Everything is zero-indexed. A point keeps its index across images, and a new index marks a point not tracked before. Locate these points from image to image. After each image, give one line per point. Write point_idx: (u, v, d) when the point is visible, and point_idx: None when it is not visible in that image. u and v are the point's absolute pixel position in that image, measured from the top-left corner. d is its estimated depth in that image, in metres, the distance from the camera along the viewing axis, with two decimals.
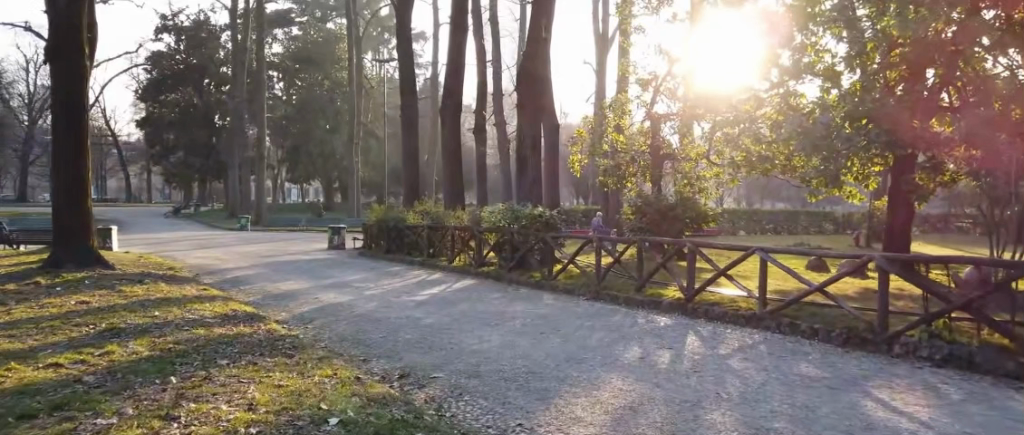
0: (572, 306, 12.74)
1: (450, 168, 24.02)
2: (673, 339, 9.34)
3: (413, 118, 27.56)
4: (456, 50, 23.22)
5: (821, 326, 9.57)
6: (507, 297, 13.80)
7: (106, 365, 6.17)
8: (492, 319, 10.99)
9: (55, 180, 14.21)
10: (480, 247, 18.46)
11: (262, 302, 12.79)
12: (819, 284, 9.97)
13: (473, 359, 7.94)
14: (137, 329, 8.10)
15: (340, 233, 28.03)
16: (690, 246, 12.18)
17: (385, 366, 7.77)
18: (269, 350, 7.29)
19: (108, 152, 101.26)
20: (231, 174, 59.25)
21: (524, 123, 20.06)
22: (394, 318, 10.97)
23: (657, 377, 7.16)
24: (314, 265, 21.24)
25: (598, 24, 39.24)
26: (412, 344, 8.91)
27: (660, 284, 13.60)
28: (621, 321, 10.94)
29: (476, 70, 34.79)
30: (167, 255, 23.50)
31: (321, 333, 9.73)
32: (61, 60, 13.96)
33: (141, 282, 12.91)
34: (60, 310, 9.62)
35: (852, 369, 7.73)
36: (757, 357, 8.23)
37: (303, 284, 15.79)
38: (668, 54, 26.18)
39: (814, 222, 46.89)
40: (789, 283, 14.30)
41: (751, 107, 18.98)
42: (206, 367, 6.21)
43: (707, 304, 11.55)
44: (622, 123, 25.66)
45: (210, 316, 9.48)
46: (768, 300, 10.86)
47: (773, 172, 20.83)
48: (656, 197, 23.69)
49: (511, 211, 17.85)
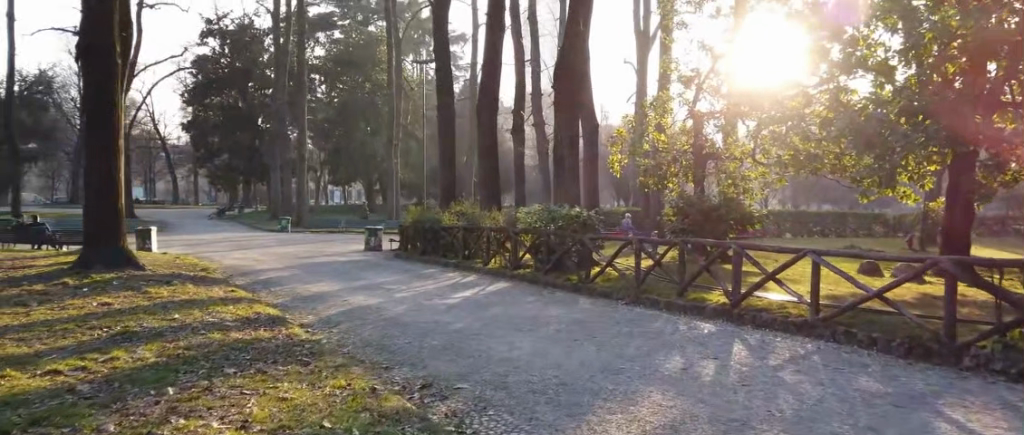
0: (609, 310, 12.13)
1: (486, 168, 23.56)
2: (718, 347, 8.69)
3: (450, 118, 27.17)
4: (492, 48, 22.77)
5: (880, 336, 8.81)
6: (542, 301, 13.24)
7: (106, 372, 5.82)
8: (525, 324, 10.44)
9: (87, 179, 14.06)
10: (516, 249, 17.97)
11: (290, 305, 12.44)
12: (878, 289, 9.21)
13: (501, 368, 7.41)
14: (150, 332, 7.76)
15: (376, 234, 27.79)
16: (735, 248, 11.47)
17: (407, 375, 7.28)
18: (283, 357, 6.86)
19: (156, 155, 103.36)
20: (274, 176, 59.75)
21: (561, 121, 19.38)
22: (422, 323, 10.51)
23: (701, 391, 6.53)
24: (348, 266, 20.95)
25: (639, 21, 38.47)
26: (438, 351, 8.41)
27: (703, 288, 12.91)
28: (660, 327, 10.32)
29: (514, 70, 34.33)
30: (204, 256, 23.46)
31: (345, 338, 9.30)
32: (92, 58, 13.78)
33: (168, 283, 12.68)
34: (79, 312, 9.35)
35: (918, 385, 7.00)
36: (811, 369, 7.54)
37: (333, 286, 15.45)
38: (712, 51, 25.37)
39: (864, 225, 45.35)
40: (842, 288, 13.47)
41: (799, 103, 18.12)
42: (210, 376, 5.80)
43: (754, 310, 10.84)
44: (664, 122, 24.38)
45: (230, 319, 9.11)
46: (820, 306, 10.11)
47: (823, 171, 19.89)
48: (699, 197, 23.00)
49: (548, 211, 17.30)
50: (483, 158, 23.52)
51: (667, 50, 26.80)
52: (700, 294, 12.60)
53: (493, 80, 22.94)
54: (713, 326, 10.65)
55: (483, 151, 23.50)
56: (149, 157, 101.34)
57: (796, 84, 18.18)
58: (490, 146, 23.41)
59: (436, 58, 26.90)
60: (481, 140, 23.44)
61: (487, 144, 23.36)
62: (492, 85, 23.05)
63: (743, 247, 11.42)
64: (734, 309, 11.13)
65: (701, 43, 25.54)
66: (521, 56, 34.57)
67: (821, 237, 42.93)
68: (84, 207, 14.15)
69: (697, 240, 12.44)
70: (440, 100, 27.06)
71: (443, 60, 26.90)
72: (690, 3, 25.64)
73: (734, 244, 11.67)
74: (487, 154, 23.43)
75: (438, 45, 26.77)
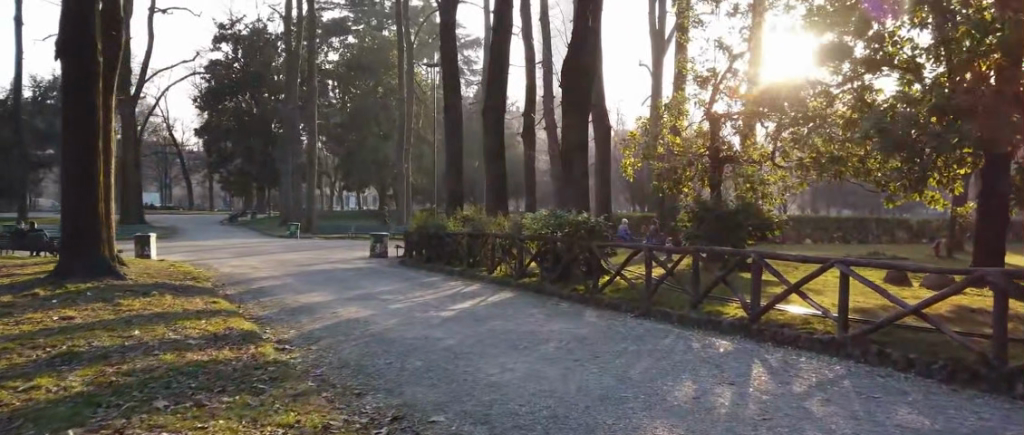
0: (616, 324, 11.19)
1: (492, 173, 22.79)
2: (735, 370, 7.74)
3: (457, 121, 26.41)
4: (498, 49, 21.95)
5: (919, 357, 7.82)
6: (545, 313, 12.35)
7: (11, 409, 5.01)
8: (523, 341, 9.55)
9: (66, 183, 13.34)
10: (522, 257, 17.11)
11: (274, 318, 11.63)
12: (916, 305, 8.19)
13: (487, 397, 6.51)
14: (96, 353, 6.96)
15: (382, 241, 26.99)
16: (755, 257, 10.44)
17: (379, 404, 6.39)
18: (236, 385, 6.03)
19: (172, 161, 103.38)
20: (286, 181, 59.33)
21: (569, 121, 18.47)
22: (410, 339, 9.66)
23: (716, 427, 5.60)
24: (349, 274, 20.17)
25: (654, 21, 37.48)
26: (421, 373, 7.53)
27: (719, 300, 11.93)
28: (671, 344, 9.39)
29: (526, 72, 33.50)
30: (202, 263, 22.74)
31: (321, 357, 8.44)
32: (71, 54, 13.02)
33: (145, 294, 11.89)
34: (33, 327, 8.59)
35: (968, 420, 6.03)
36: (842, 398, 6.58)
37: (326, 296, 14.66)
38: (729, 50, 24.42)
39: (887, 230, 43.92)
40: (871, 300, 12.43)
41: (820, 103, 17.10)
42: (133, 412, 4.96)
43: (775, 326, 9.87)
44: (679, 125, 23.76)
45: (195, 337, 8.26)
46: (849, 322, 9.10)
47: (846, 175, 18.93)
48: (716, 201, 22.01)
49: (554, 215, 16.21)
50: (490, 161, 22.72)
51: (682, 49, 25.80)
52: (716, 306, 11.64)
53: (501, 82, 22.10)
54: (730, 343, 9.70)
55: (490, 156, 22.70)
56: (165, 164, 101.55)
57: (817, 83, 17.15)
58: (497, 149, 22.57)
59: (443, 60, 26.10)
60: (488, 144, 22.62)
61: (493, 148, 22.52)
62: (500, 87, 22.18)
63: (762, 256, 10.43)
64: (753, 325, 10.18)
65: (719, 42, 24.54)
66: (532, 57, 33.71)
67: (843, 243, 41.65)
68: (62, 212, 13.43)
69: (712, 248, 11.47)
70: (447, 103, 26.24)
71: (450, 62, 26.09)
72: (706, 1, 24.64)
73: (751, 251, 10.68)
74: (494, 158, 22.62)
75: (445, 46, 25.98)
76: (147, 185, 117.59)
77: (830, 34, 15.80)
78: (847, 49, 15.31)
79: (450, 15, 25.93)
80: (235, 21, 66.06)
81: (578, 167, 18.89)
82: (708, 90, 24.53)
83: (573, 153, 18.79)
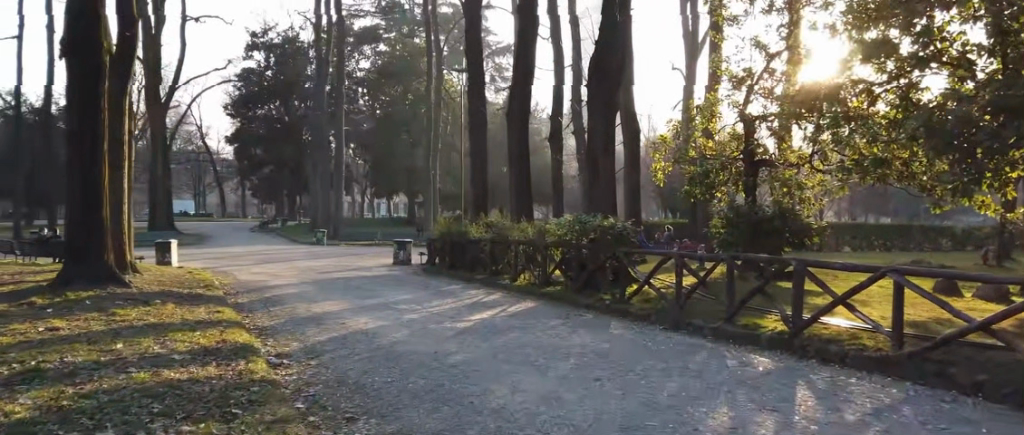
0: (644, 338, 10.35)
1: (516, 177, 22.05)
2: (776, 393, 6.88)
3: (482, 124, 25.69)
4: (523, 51, 21.24)
5: (988, 380, 6.90)
6: (568, 325, 11.53)
7: None
8: (542, 355, 8.77)
9: (71, 187, 12.86)
10: (546, 264, 16.30)
11: (278, 330, 10.99)
12: (983, 322, 7.24)
13: (493, 425, 5.73)
14: (64, 369, 6.31)
15: (405, 247, 26.36)
16: (797, 265, 9.52)
17: (369, 430, 5.66)
18: (206, 411, 5.33)
19: (205, 168, 104.18)
20: (315, 189, 59.13)
21: (595, 123, 17.68)
22: (418, 353, 8.91)
23: None
24: (368, 282, 19.54)
25: (686, 24, 36.43)
26: (424, 394, 6.78)
27: (756, 311, 11.03)
28: (704, 362, 8.51)
29: (554, 76, 32.74)
30: (221, 271, 22.28)
31: (317, 375, 7.71)
32: (78, 53, 12.60)
33: (146, 303, 11.31)
34: (11, 339, 7.98)
35: None
36: (904, 429, 5.70)
37: (340, 304, 13.99)
38: (765, 49, 23.44)
39: (930, 238, 42.00)
40: (924, 313, 11.42)
41: (861, 103, 16.12)
42: None
43: (820, 341, 8.98)
44: (712, 127, 23.01)
45: (180, 352, 7.58)
46: (904, 338, 8.20)
47: (890, 179, 17.97)
48: (751, 208, 20.91)
49: (578, 221, 15.29)
50: (514, 166, 22.00)
51: (716, 50, 24.78)
52: (752, 319, 10.72)
53: (527, 83, 21.40)
54: (771, 360, 8.79)
55: (514, 160, 21.98)
56: (199, 172, 102.61)
57: (858, 81, 15.94)
58: (523, 153, 21.82)
59: (468, 63, 25.43)
60: (512, 148, 21.91)
61: (517, 152, 21.78)
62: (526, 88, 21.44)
63: (804, 265, 9.48)
64: (795, 340, 9.27)
65: (753, 40, 23.53)
66: (561, 61, 32.84)
67: (885, 252, 40.07)
68: (66, 218, 12.95)
69: (748, 255, 10.54)
70: (471, 107, 25.55)
71: (475, 65, 25.41)
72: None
73: (792, 259, 9.75)
74: (518, 162, 21.87)
75: (469, 50, 25.29)
76: (182, 193, 119.06)
77: (875, 29, 14.75)
78: (891, 43, 14.08)
79: (475, 18, 25.19)
80: (267, 29, 66.28)
81: (606, 171, 18.06)
82: (741, 91, 23.58)
83: (601, 155, 17.97)
